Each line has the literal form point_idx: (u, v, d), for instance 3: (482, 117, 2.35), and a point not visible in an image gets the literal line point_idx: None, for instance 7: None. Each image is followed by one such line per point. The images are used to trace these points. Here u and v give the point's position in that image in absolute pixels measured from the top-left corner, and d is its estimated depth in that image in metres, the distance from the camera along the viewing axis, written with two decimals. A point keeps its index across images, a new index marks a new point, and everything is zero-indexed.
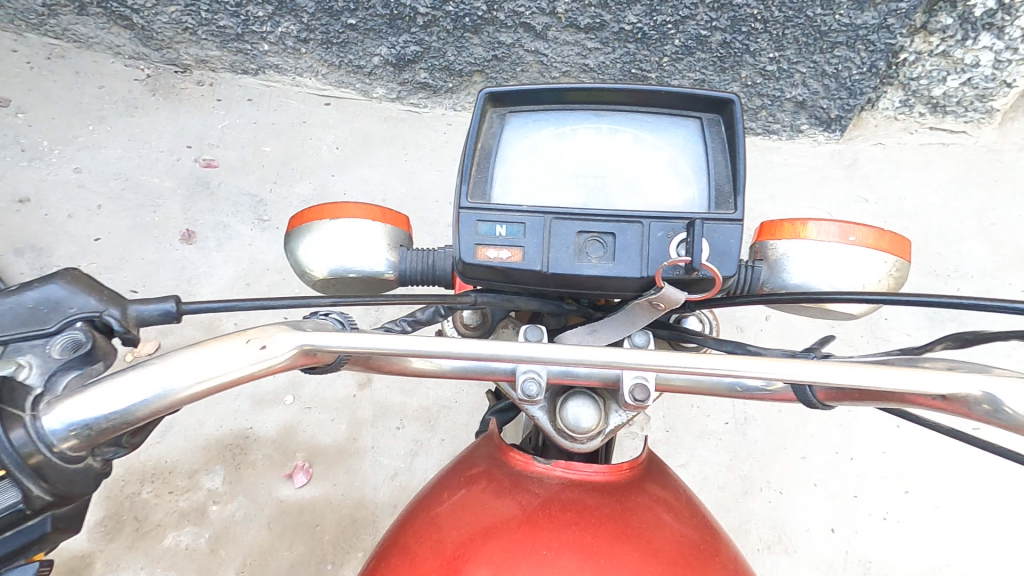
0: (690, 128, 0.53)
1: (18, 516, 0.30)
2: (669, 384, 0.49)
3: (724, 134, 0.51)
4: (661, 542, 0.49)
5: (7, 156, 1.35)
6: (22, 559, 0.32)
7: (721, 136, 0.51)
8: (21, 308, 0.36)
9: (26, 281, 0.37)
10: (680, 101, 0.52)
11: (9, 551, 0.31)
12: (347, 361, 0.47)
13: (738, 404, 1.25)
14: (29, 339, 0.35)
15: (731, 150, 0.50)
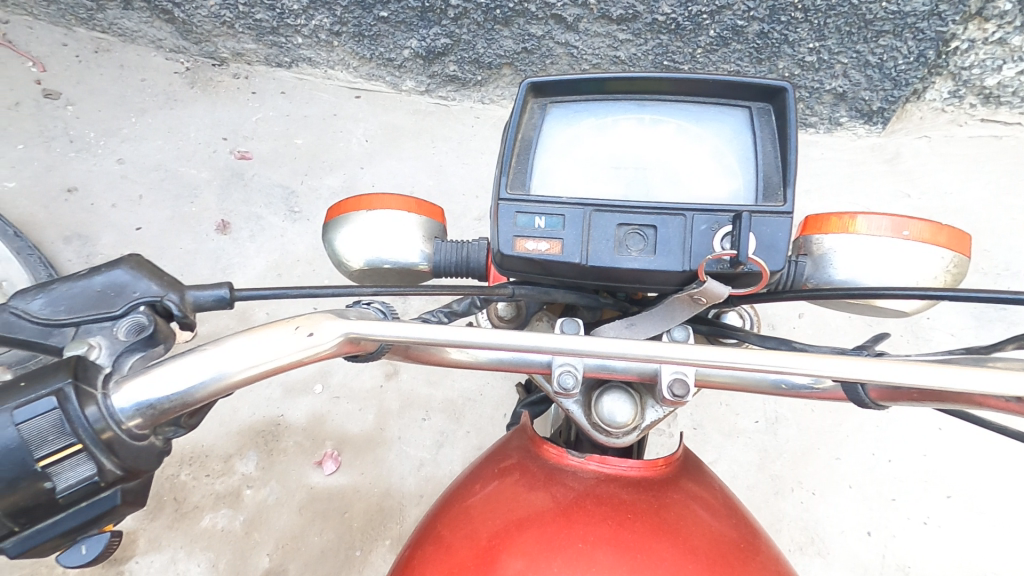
0: (738, 117, 0.52)
1: (93, 487, 0.31)
2: (709, 379, 0.49)
3: (774, 123, 0.51)
4: (698, 540, 0.48)
5: (55, 146, 1.40)
6: (94, 529, 0.33)
7: (772, 127, 0.51)
8: (90, 291, 0.37)
9: (95, 266, 0.39)
10: (729, 90, 0.52)
11: (82, 523, 0.32)
12: (386, 351, 0.48)
13: (769, 402, 1.22)
14: (97, 321, 0.36)
15: (782, 140, 0.49)
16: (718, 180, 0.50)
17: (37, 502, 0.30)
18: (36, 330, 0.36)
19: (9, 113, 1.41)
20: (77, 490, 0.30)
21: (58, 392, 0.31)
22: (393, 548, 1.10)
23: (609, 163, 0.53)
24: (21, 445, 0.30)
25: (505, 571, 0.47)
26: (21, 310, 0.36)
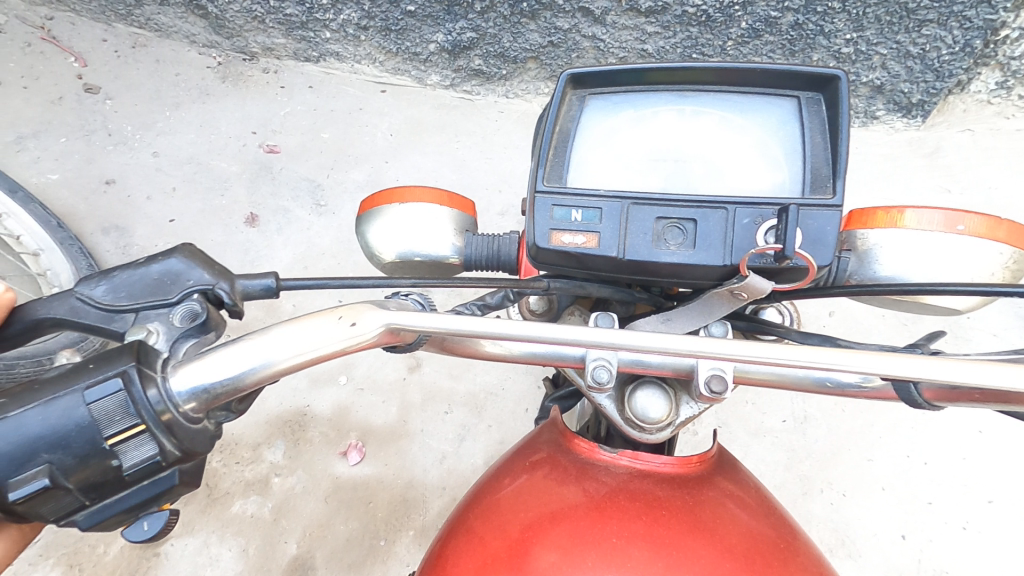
0: (784, 108, 0.52)
1: (154, 467, 0.32)
2: (749, 376, 0.48)
3: (824, 114, 0.50)
4: (734, 539, 0.48)
5: (95, 139, 1.43)
6: (155, 507, 0.34)
7: (822, 117, 0.50)
8: (148, 278, 0.39)
9: (152, 254, 0.41)
10: (776, 80, 0.51)
11: (145, 500, 0.33)
12: (424, 342, 0.48)
13: (797, 401, 1.20)
14: (155, 308, 0.38)
15: (831, 131, 0.48)
16: (763, 173, 0.49)
17: (105, 479, 0.31)
18: (101, 317, 0.39)
19: (52, 107, 1.45)
20: (140, 468, 0.31)
21: (122, 374, 0.32)
22: (417, 539, 1.11)
23: (648, 155, 0.52)
24: (91, 424, 0.31)
25: (539, 564, 0.47)
26: (87, 297, 0.39)
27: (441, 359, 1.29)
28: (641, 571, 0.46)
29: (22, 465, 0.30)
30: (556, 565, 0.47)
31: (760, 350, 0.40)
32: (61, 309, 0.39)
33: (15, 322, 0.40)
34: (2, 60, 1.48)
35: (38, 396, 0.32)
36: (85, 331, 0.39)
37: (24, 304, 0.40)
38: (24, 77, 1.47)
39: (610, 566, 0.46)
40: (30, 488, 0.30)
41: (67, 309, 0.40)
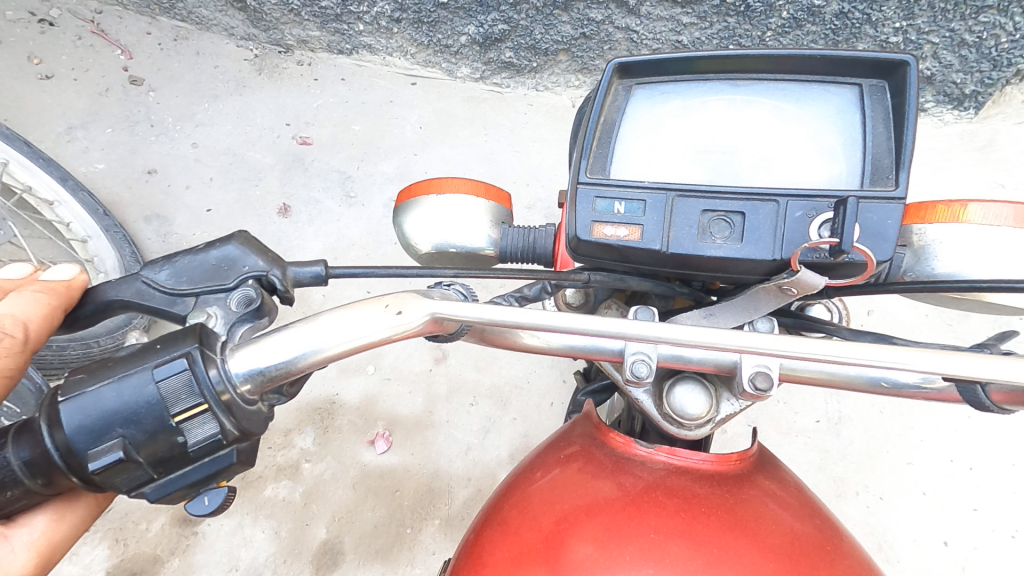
0: (845, 96, 0.50)
1: (216, 444, 0.33)
2: (796, 375, 0.47)
3: (889, 102, 0.49)
4: (776, 538, 0.47)
5: (137, 130, 1.48)
6: (214, 483, 0.35)
7: (886, 106, 0.48)
8: (206, 264, 0.41)
9: (208, 241, 0.42)
10: (838, 67, 0.50)
11: (206, 476, 0.34)
12: (466, 331, 0.48)
13: (831, 401, 1.18)
14: (213, 292, 0.40)
15: (897, 120, 0.47)
16: (817, 165, 0.48)
17: (171, 454, 0.33)
18: (164, 299, 0.40)
19: (99, 98, 1.49)
20: (203, 446, 0.33)
21: (187, 354, 0.33)
22: (442, 528, 1.12)
23: (695, 146, 0.51)
24: (160, 401, 0.32)
25: (576, 556, 0.47)
26: (151, 280, 0.41)
27: (467, 351, 1.30)
28: (680, 567, 0.45)
29: (99, 438, 0.32)
30: (593, 557, 0.47)
31: (813, 348, 0.41)
32: (128, 292, 0.42)
33: (87, 304, 0.44)
34: (53, 52, 1.53)
35: (111, 372, 0.33)
36: (149, 313, 0.41)
37: (96, 287, 0.44)
38: (73, 68, 1.52)
39: (648, 561, 0.46)
40: (106, 459, 0.31)
41: (133, 293, 0.42)
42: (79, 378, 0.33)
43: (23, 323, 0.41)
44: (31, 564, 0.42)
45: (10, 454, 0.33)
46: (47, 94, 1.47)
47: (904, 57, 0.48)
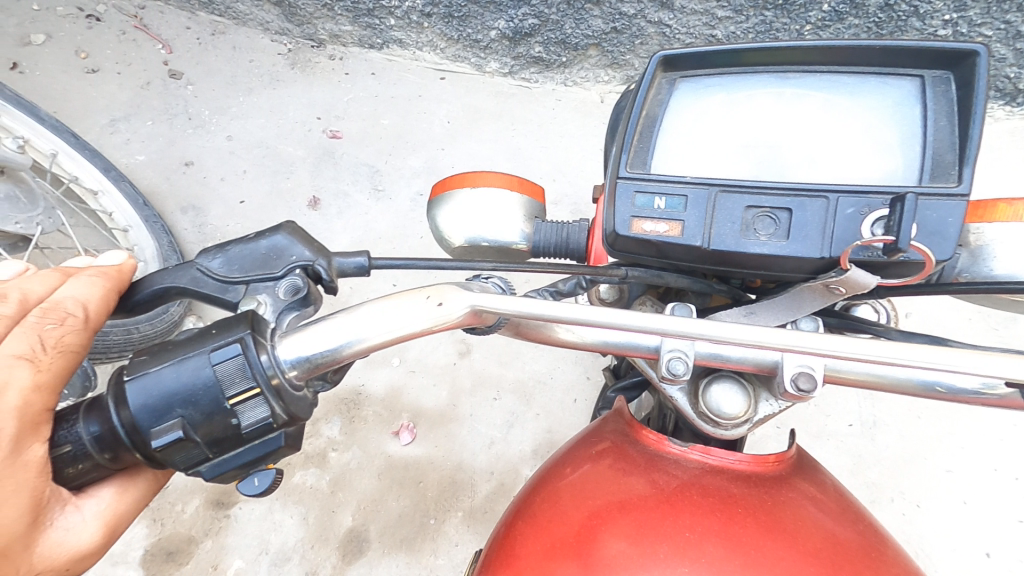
0: (905, 89, 0.49)
1: (266, 428, 0.35)
2: (841, 376, 0.46)
3: (953, 94, 0.47)
4: (815, 542, 0.46)
5: (176, 123, 1.51)
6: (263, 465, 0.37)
7: (950, 98, 0.47)
8: (257, 253, 0.43)
9: (259, 230, 0.44)
10: (895, 58, 0.49)
11: (257, 457, 0.36)
12: (501, 325, 0.49)
13: (865, 405, 1.15)
14: (263, 281, 0.42)
15: (961, 113, 0.45)
16: (872, 159, 0.47)
17: (225, 435, 0.34)
18: (217, 287, 0.43)
19: (141, 92, 1.54)
20: (255, 429, 0.34)
21: (240, 340, 0.35)
22: (465, 520, 1.13)
23: (740, 140, 0.50)
24: (216, 383, 0.34)
25: (608, 552, 0.47)
26: (205, 269, 0.43)
27: (491, 346, 1.31)
28: (716, 567, 0.45)
29: (161, 416, 0.34)
30: (626, 554, 0.46)
31: (861, 347, 0.40)
32: (184, 279, 0.44)
33: (142, 291, 0.46)
34: (99, 47, 1.58)
35: (171, 355, 0.35)
36: (203, 301, 0.43)
37: (151, 275, 0.46)
38: (117, 63, 1.57)
39: (683, 560, 0.45)
40: (168, 437, 0.33)
41: (188, 279, 0.44)
42: (143, 359, 0.35)
43: (82, 303, 0.42)
44: (99, 537, 0.43)
45: (83, 430, 0.37)
46: (92, 88, 1.52)
47: (974, 47, 0.46)
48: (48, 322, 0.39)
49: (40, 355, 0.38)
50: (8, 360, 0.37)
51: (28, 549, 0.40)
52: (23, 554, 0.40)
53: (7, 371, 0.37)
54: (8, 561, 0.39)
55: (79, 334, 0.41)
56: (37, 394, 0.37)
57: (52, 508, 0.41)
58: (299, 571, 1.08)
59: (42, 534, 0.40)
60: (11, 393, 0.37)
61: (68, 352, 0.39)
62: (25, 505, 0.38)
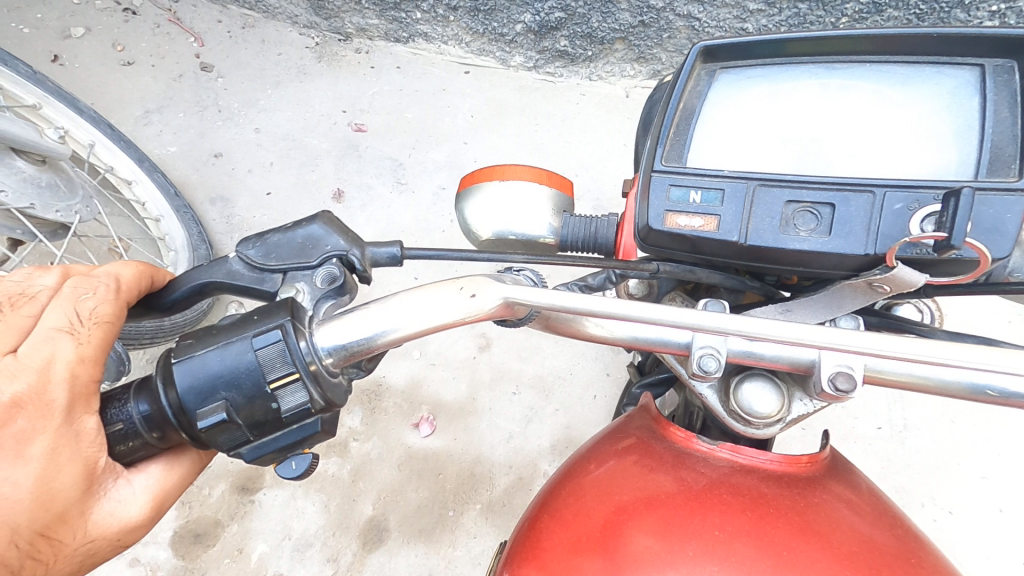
0: (963, 78, 0.47)
1: (305, 413, 0.36)
2: (883, 377, 0.44)
3: (1014, 83, 0.45)
4: (850, 544, 0.45)
5: (206, 115, 1.54)
6: (300, 449, 0.38)
7: (1011, 87, 0.45)
8: (294, 242, 0.44)
9: (296, 220, 0.46)
10: (952, 47, 0.47)
11: (294, 441, 0.37)
12: (534, 317, 0.48)
13: (894, 408, 1.14)
14: (300, 269, 0.44)
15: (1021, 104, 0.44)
16: (924, 152, 0.46)
17: (266, 418, 0.36)
18: (254, 277, 0.44)
19: (174, 84, 1.57)
20: (295, 414, 0.36)
21: (281, 327, 0.36)
22: (484, 513, 1.13)
23: (781, 135, 0.50)
24: (258, 368, 0.35)
25: (635, 547, 0.46)
26: (239, 263, 0.45)
27: (510, 340, 1.30)
28: (747, 567, 0.44)
29: (205, 399, 0.36)
30: (653, 550, 0.46)
31: (907, 346, 0.40)
32: (220, 273, 0.46)
33: (177, 290, 0.48)
34: (134, 40, 1.61)
35: (215, 339, 0.36)
36: (239, 293, 0.45)
37: (185, 274, 0.48)
38: (152, 56, 1.60)
39: (712, 559, 0.44)
40: (212, 419, 0.35)
41: (224, 275, 0.46)
42: (188, 343, 0.37)
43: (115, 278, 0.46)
44: (148, 511, 0.44)
45: (133, 408, 0.40)
46: (127, 80, 1.56)
47: None
48: (84, 295, 0.42)
49: (80, 327, 0.41)
50: (51, 331, 0.40)
51: (83, 517, 0.41)
52: (78, 522, 0.41)
53: (52, 342, 0.39)
54: (65, 527, 0.41)
55: (111, 304, 0.43)
56: (81, 364, 0.40)
57: (104, 478, 0.42)
58: (320, 558, 1.10)
59: (95, 503, 0.42)
60: (58, 364, 0.39)
61: (106, 323, 0.42)
62: (79, 471, 0.40)
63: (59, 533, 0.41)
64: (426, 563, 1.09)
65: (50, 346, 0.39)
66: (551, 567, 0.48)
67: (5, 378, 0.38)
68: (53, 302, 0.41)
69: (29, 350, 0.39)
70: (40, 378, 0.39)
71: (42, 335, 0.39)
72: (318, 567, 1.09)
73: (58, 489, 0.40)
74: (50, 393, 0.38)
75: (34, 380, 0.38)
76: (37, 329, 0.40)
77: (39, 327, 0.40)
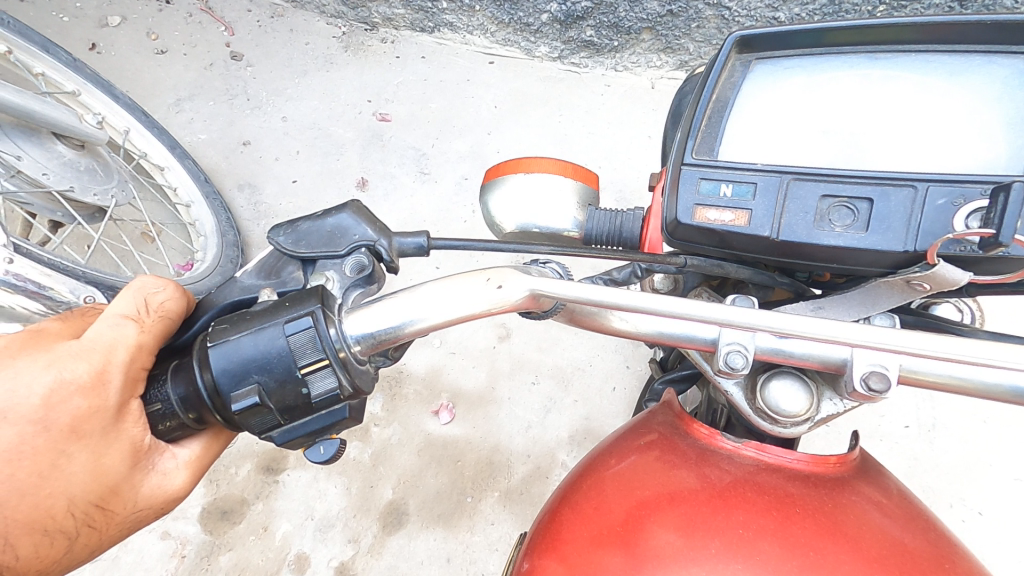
0: (1017, 67, 0.45)
1: (334, 398, 0.37)
2: (918, 378, 0.43)
3: None
4: (879, 547, 0.44)
5: (235, 103, 1.56)
6: (328, 433, 0.40)
7: None
8: (323, 231, 0.45)
9: (326, 208, 0.46)
10: (1006, 34, 0.45)
11: (323, 426, 0.38)
12: (559, 310, 0.47)
13: (923, 407, 1.14)
14: (330, 258, 0.44)
15: None
16: (972, 146, 0.45)
17: (297, 403, 0.37)
18: (275, 282, 0.45)
19: (205, 73, 1.59)
20: (324, 399, 0.36)
21: (311, 314, 0.37)
22: (502, 500, 1.15)
23: (820, 127, 0.48)
24: (289, 353, 0.36)
25: (656, 542, 0.46)
26: (253, 277, 0.45)
27: (530, 331, 1.31)
28: (772, 566, 0.43)
29: (238, 382, 0.37)
30: (675, 545, 0.45)
31: (946, 345, 0.38)
32: (234, 292, 0.45)
33: (198, 320, 0.46)
34: (168, 28, 1.65)
35: (248, 325, 0.37)
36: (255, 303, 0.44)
37: (206, 302, 0.47)
38: (184, 44, 1.63)
39: (736, 557, 0.44)
40: (245, 402, 0.36)
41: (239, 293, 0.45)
42: (223, 327, 0.38)
43: None
44: (189, 482, 0.46)
45: (171, 390, 0.41)
46: (161, 68, 1.59)
47: None
48: (154, 289, 0.45)
49: (143, 317, 0.43)
50: (117, 319, 0.42)
51: (133, 489, 0.43)
52: (129, 494, 0.43)
53: (116, 329, 0.42)
54: (117, 499, 0.42)
55: (178, 300, 0.46)
56: (140, 351, 0.42)
57: (150, 453, 0.44)
58: (341, 538, 1.12)
59: (144, 476, 0.43)
60: (119, 349, 0.41)
61: (167, 317, 0.44)
62: (128, 448, 0.42)
63: (112, 504, 0.42)
64: (445, 547, 1.11)
65: (114, 331, 0.42)
66: (572, 559, 0.48)
67: (69, 358, 0.40)
68: (124, 292, 0.44)
69: (95, 334, 0.41)
70: (101, 360, 0.41)
71: (109, 321, 0.42)
72: (340, 547, 1.11)
73: (109, 464, 0.41)
74: (109, 375, 0.41)
75: (96, 362, 0.40)
76: (104, 316, 0.42)
77: (107, 315, 0.42)
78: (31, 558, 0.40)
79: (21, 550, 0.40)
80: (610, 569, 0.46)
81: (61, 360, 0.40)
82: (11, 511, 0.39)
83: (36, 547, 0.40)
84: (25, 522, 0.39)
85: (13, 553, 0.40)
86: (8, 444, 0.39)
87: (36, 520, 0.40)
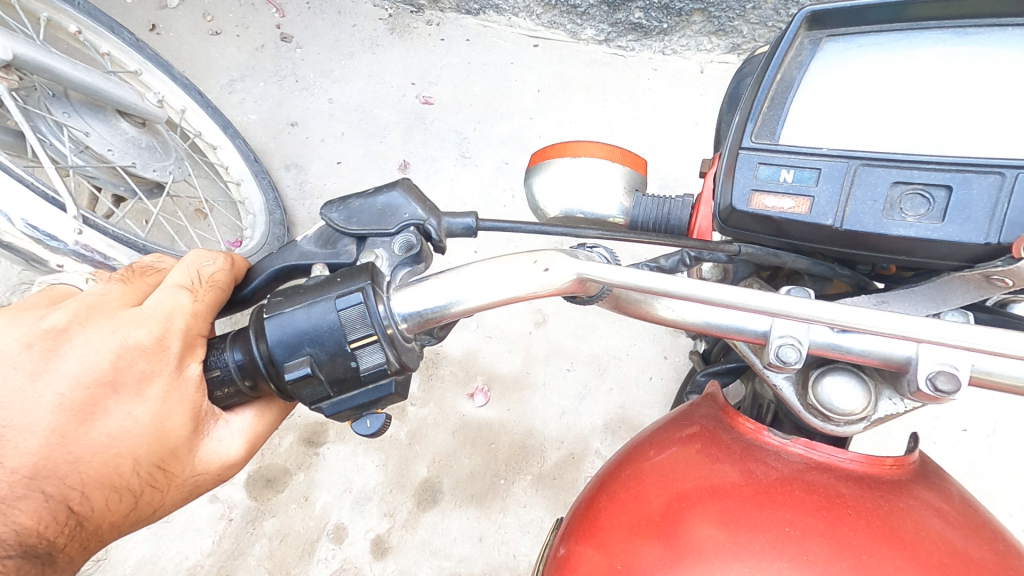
0: None
1: (381, 373, 0.38)
2: (992, 380, 0.40)
3: None
4: (939, 554, 0.42)
5: (284, 85, 1.59)
6: (374, 408, 0.40)
7: None
8: (375, 208, 0.46)
9: (377, 186, 0.47)
10: None
11: (369, 401, 0.39)
12: (604, 296, 0.46)
13: (983, 412, 1.08)
14: (380, 236, 0.45)
15: None
16: None
17: (345, 375, 0.38)
18: (330, 254, 0.46)
19: (256, 54, 1.63)
20: (372, 373, 0.37)
21: (362, 290, 0.37)
22: (534, 484, 1.16)
23: (896, 110, 0.45)
24: (340, 327, 0.37)
25: (698, 535, 0.45)
26: (312, 244, 0.47)
27: (567, 317, 1.30)
28: (821, 567, 0.42)
29: (292, 352, 0.38)
30: (717, 540, 0.44)
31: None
32: (293, 257, 0.47)
33: (256, 279, 0.50)
34: (222, 10, 1.69)
35: (302, 298, 0.38)
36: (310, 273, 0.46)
37: (262, 262, 0.50)
38: (237, 26, 1.67)
39: (782, 555, 0.43)
40: (297, 372, 0.37)
41: (298, 256, 0.48)
42: (278, 300, 0.39)
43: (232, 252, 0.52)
44: (243, 452, 0.48)
45: (229, 357, 0.43)
46: (215, 50, 1.63)
47: None
48: (205, 262, 0.48)
49: (197, 287, 0.46)
50: (173, 288, 0.45)
51: (191, 453, 0.46)
52: (187, 458, 0.46)
53: (172, 296, 0.44)
54: (177, 461, 0.45)
55: (226, 272, 0.49)
56: (195, 318, 0.45)
57: (207, 420, 0.46)
58: (378, 511, 1.15)
59: (201, 441, 0.46)
60: (177, 316, 0.44)
61: (218, 287, 0.47)
62: (189, 412, 0.44)
63: (172, 466, 0.45)
64: (477, 526, 1.13)
65: (171, 299, 0.44)
66: (610, 546, 0.48)
67: (131, 325, 0.42)
68: (177, 265, 0.47)
69: (154, 302, 0.44)
70: (160, 327, 0.43)
71: (166, 290, 0.44)
72: (376, 520, 1.14)
73: (170, 427, 0.44)
74: (168, 341, 0.43)
75: (156, 328, 0.43)
76: (161, 287, 0.45)
77: (165, 285, 0.45)
78: (104, 511, 0.44)
79: (96, 504, 0.43)
80: (648, 559, 0.46)
81: (124, 326, 0.42)
82: (84, 467, 0.42)
83: (107, 501, 0.43)
84: (98, 479, 0.42)
85: (89, 505, 0.43)
86: (79, 403, 0.41)
87: (106, 476, 0.43)
